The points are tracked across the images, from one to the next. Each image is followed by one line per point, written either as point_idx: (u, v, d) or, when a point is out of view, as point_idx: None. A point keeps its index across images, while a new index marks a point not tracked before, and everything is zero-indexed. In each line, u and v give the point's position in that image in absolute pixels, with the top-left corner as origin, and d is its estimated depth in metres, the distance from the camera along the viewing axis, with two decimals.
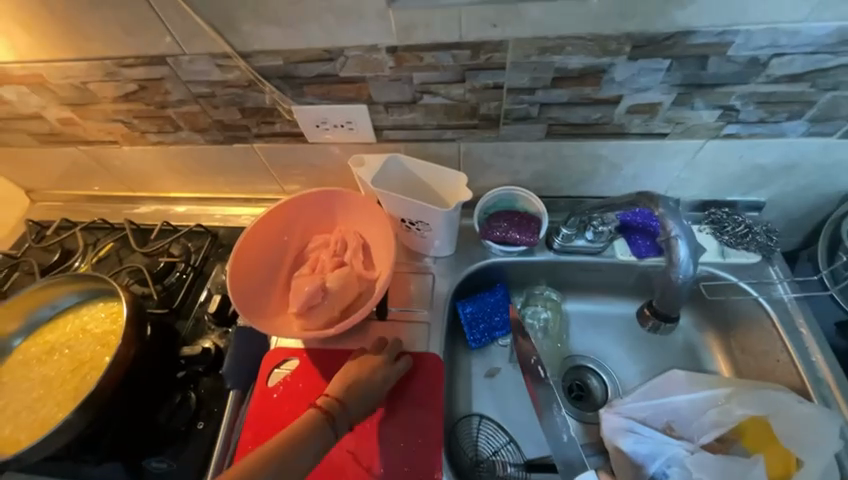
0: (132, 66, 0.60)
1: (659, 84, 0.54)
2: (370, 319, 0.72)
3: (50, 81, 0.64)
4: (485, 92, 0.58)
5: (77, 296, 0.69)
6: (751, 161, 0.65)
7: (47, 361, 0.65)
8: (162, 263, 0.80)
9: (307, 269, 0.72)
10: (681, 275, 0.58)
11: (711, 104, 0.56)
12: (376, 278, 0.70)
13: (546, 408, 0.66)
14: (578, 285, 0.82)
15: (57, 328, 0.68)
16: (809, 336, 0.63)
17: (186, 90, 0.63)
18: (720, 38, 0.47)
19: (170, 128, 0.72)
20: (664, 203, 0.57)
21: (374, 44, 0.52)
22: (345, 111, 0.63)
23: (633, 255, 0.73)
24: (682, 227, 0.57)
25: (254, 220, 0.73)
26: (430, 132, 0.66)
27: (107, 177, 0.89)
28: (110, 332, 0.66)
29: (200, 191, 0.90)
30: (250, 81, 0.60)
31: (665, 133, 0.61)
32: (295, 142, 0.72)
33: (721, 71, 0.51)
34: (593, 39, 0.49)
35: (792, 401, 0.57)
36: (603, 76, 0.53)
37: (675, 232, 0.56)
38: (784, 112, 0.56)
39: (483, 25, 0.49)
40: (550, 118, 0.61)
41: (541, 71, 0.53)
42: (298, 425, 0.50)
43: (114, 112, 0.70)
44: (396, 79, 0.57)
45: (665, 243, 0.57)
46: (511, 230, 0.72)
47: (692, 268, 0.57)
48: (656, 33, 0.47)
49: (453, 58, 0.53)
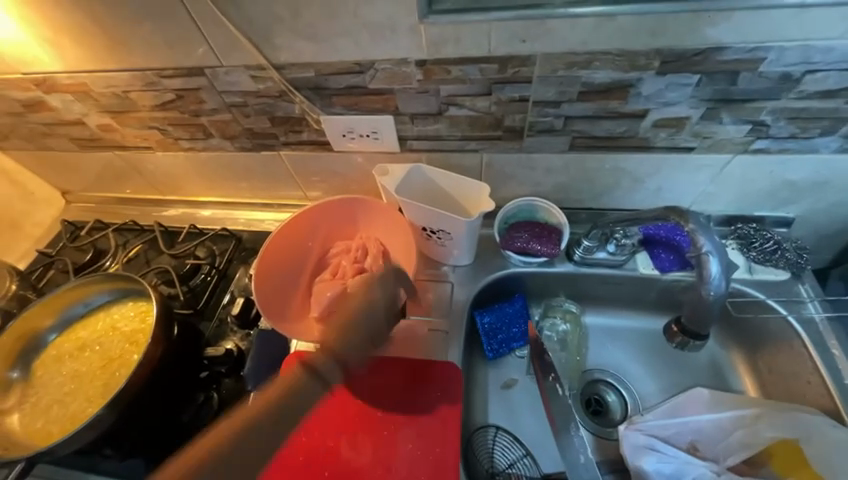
0: (171, 77, 0.63)
1: (687, 98, 0.53)
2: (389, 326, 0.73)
3: (93, 90, 0.68)
4: (511, 105, 0.58)
5: (108, 294, 0.71)
6: (780, 177, 0.64)
7: (79, 357, 0.67)
8: (188, 265, 0.82)
9: (329, 274, 0.72)
10: (713, 293, 0.57)
11: (740, 119, 0.55)
12: (395, 285, 0.71)
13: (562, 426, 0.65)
14: (598, 298, 0.81)
15: (88, 325, 0.70)
16: (841, 358, 0.61)
17: (220, 100, 0.66)
18: (752, 54, 0.47)
19: (202, 135, 0.75)
20: (695, 218, 0.56)
21: (404, 58, 0.54)
22: (372, 121, 0.65)
23: (656, 269, 0.72)
24: (713, 243, 0.56)
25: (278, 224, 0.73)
26: (453, 142, 0.67)
27: (139, 181, 0.93)
28: (138, 330, 0.68)
29: (226, 195, 0.92)
30: (282, 92, 0.62)
31: (692, 147, 0.61)
32: (321, 150, 0.73)
33: (752, 87, 0.51)
34: (621, 54, 0.49)
35: (826, 425, 0.55)
36: (630, 91, 0.53)
37: (706, 248, 0.56)
38: (817, 128, 0.55)
39: (512, 40, 0.50)
40: (574, 131, 0.61)
41: (567, 85, 0.54)
42: (277, 389, 0.43)
43: (150, 119, 0.73)
44: (423, 91, 0.58)
45: (696, 259, 0.57)
46: (532, 241, 0.72)
47: (725, 283, 0.57)
48: (685, 49, 0.48)
49: (481, 71, 0.54)
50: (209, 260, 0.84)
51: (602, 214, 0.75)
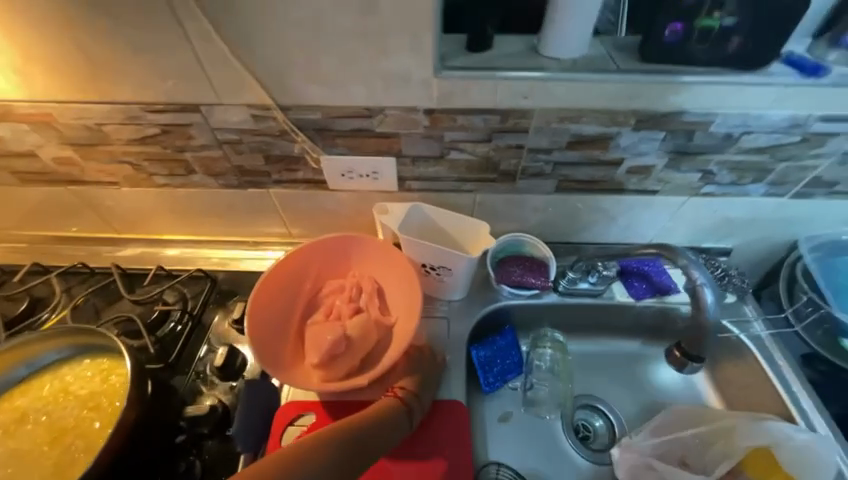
0: (159, 112, 0.59)
1: (655, 150, 0.63)
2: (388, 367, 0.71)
3: (59, 121, 0.61)
4: (507, 151, 0.64)
5: (59, 352, 0.61)
6: (722, 215, 0.76)
7: (16, 433, 0.55)
8: (157, 311, 0.73)
9: (323, 316, 0.70)
10: (709, 318, 0.65)
11: (694, 168, 0.66)
12: (393, 324, 0.70)
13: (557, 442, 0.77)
14: (580, 326, 0.86)
15: (31, 391, 0.59)
16: (786, 368, 0.71)
17: (211, 136, 0.63)
18: (705, 117, 0.57)
19: (182, 171, 0.70)
20: (686, 255, 0.64)
21: (414, 106, 0.57)
22: (374, 162, 0.66)
23: (631, 297, 0.80)
24: (706, 277, 0.64)
25: (271, 265, 0.70)
26: (450, 183, 0.71)
27: (92, 217, 0.83)
28: (100, 393, 0.58)
29: (198, 233, 0.86)
30: (284, 131, 0.62)
31: (656, 190, 0.70)
32: (315, 189, 0.73)
33: (704, 143, 0.61)
34: (605, 112, 0.57)
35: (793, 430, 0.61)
36: (610, 142, 0.61)
37: (700, 281, 0.64)
38: (751, 176, 0.67)
39: (515, 96, 0.55)
40: (561, 175, 0.68)
41: (559, 136, 0.61)
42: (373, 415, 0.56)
43: (123, 154, 0.67)
44: (428, 136, 0.61)
45: (692, 290, 0.65)
46: (526, 274, 0.77)
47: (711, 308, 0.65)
48: (656, 111, 0.57)
49: (485, 121, 0.58)
50: (180, 305, 0.76)
51: (580, 247, 0.82)
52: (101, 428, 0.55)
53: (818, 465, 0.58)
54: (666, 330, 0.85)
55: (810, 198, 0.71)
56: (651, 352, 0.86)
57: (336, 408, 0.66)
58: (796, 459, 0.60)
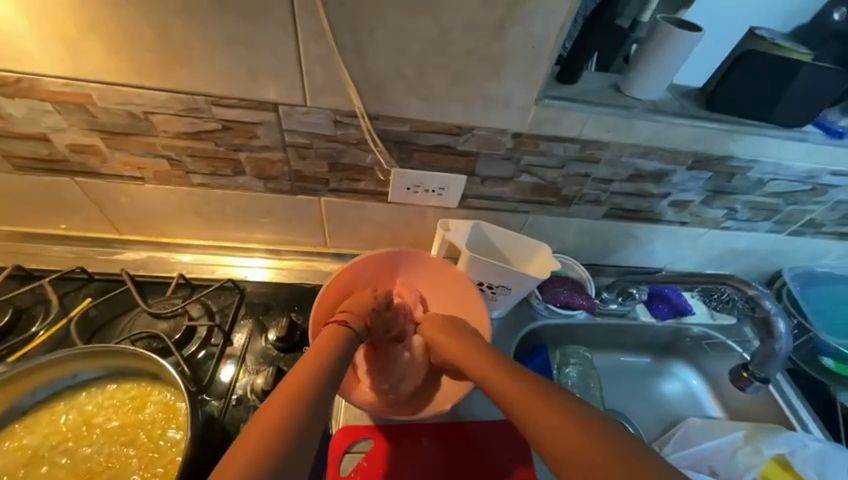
0: (230, 106, 0.54)
1: (697, 188, 0.70)
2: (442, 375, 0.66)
3: (98, 104, 0.53)
4: (573, 178, 0.67)
5: (73, 378, 0.52)
6: (731, 247, 0.85)
7: (30, 478, 0.47)
8: (184, 328, 0.64)
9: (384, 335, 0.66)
10: (780, 346, 0.63)
11: (722, 205, 0.74)
12: None
13: None
14: (602, 343, 0.91)
15: (42, 425, 0.50)
16: (784, 381, 0.81)
17: (279, 138, 0.58)
18: (747, 163, 0.66)
19: (228, 172, 0.64)
20: (755, 285, 0.62)
21: (504, 128, 0.58)
22: (444, 178, 0.65)
23: (653, 317, 0.86)
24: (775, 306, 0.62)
25: (325, 280, 0.66)
26: (509, 204, 0.72)
27: (92, 215, 0.71)
28: (131, 426, 0.51)
29: (218, 239, 0.77)
30: (361, 140, 0.59)
31: (686, 222, 0.78)
32: (371, 200, 0.70)
33: (738, 184, 0.70)
34: (669, 151, 0.63)
35: (806, 439, 0.70)
36: (664, 178, 0.68)
37: (772, 310, 0.61)
38: (763, 215, 0.77)
39: (599, 130, 0.59)
40: (612, 203, 0.73)
41: (623, 168, 0.66)
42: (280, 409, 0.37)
43: (165, 147, 0.59)
44: (506, 158, 0.62)
45: (764, 319, 0.62)
46: (573, 295, 0.80)
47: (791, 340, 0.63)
48: (712, 154, 0.64)
49: (564, 149, 0.61)
50: (209, 320, 0.67)
51: (609, 270, 0.88)
52: (142, 469, 0.48)
53: (829, 469, 0.67)
54: (675, 348, 0.93)
55: (801, 236, 0.83)
56: (659, 368, 0.94)
57: (393, 434, 0.63)
58: (812, 464, 0.68)
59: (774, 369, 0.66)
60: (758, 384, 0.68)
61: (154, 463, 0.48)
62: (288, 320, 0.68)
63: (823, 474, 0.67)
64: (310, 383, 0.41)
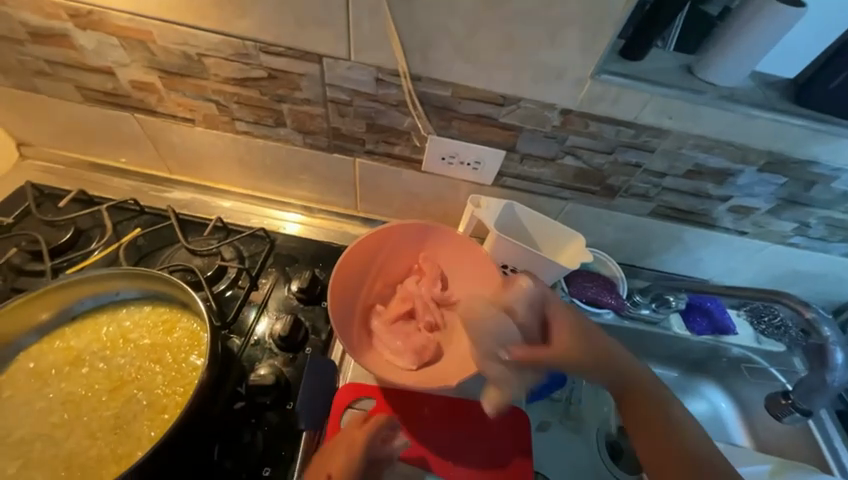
0: (277, 54, 0.54)
1: (766, 194, 0.63)
2: (452, 349, 0.66)
3: (157, 42, 0.56)
4: (622, 167, 0.62)
5: (118, 294, 0.57)
6: (795, 268, 0.76)
7: (72, 376, 0.53)
8: (216, 266, 0.68)
9: (386, 307, 0.69)
10: (833, 379, 0.56)
11: (793, 218, 0.66)
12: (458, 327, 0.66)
13: (592, 455, 0.77)
14: (627, 349, 0.85)
15: (87, 332, 0.56)
16: (829, 422, 0.73)
17: (321, 92, 0.58)
18: (832, 172, 0.58)
19: (270, 122, 0.65)
20: (815, 307, 0.55)
21: (553, 103, 0.54)
22: (481, 151, 0.62)
23: (688, 331, 0.80)
24: (836, 334, 0.55)
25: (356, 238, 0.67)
26: (548, 188, 0.68)
27: (148, 152, 0.76)
28: (161, 346, 0.55)
29: (256, 189, 0.80)
30: (401, 101, 0.58)
31: (745, 232, 0.71)
32: (404, 167, 0.69)
33: (817, 196, 0.61)
34: (739, 147, 0.56)
35: None
36: (728, 178, 0.61)
37: (831, 339, 0.55)
38: (842, 235, 0.68)
39: (661, 115, 0.54)
40: (662, 201, 0.67)
41: (680, 162, 0.60)
42: None
43: (215, 91, 0.61)
44: (551, 137, 0.59)
45: (818, 347, 0.56)
46: (602, 292, 0.76)
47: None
48: (791, 157, 0.56)
49: (616, 133, 0.57)
50: (239, 263, 0.70)
51: (646, 273, 0.81)
52: (165, 385, 0.52)
53: None
54: (706, 366, 0.86)
55: None
56: (689, 386, 0.87)
57: (395, 399, 0.64)
58: None
59: (821, 403, 0.60)
60: (797, 414, 0.63)
61: (176, 381, 0.53)
62: (311, 273, 0.70)
63: None
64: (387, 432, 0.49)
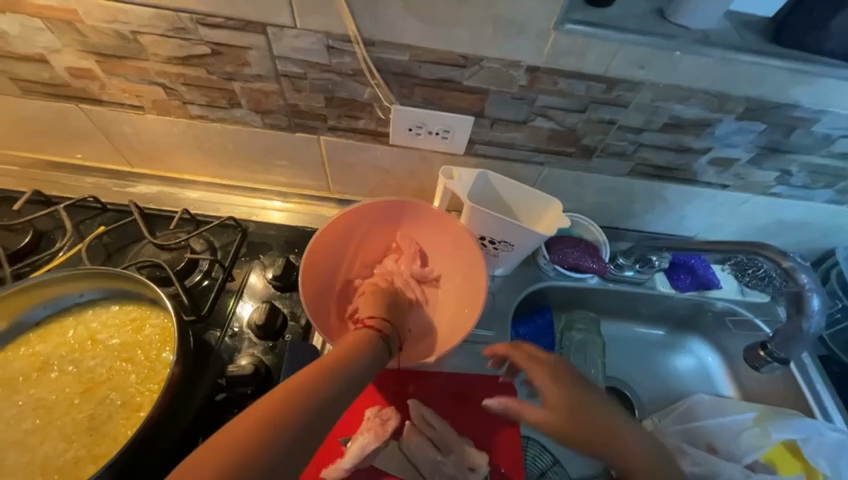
0: (217, 27, 0.50)
1: (746, 143, 0.60)
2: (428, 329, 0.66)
3: (85, 22, 0.51)
4: (596, 125, 0.59)
5: (81, 295, 0.55)
6: (778, 218, 0.75)
7: (41, 381, 0.52)
8: (186, 259, 0.66)
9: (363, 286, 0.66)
10: (808, 327, 0.56)
11: (775, 167, 0.64)
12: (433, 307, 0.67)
13: None
14: (613, 311, 0.85)
15: (53, 336, 0.54)
16: (811, 367, 0.74)
17: (271, 66, 0.55)
18: (813, 115, 0.55)
19: (224, 104, 0.61)
20: (791, 256, 0.55)
21: (518, 60, 0.51)
22: (448, 119, 0.59)
23: (673, 288, 0.79)
24: (812, 280, 0.54)
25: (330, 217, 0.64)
26: (522, 153, 0.65)
27: (103, 145, 0.72)
28: (132, 345, 0.54)
29: (222, 177, 0.76)
30: (358, 70, 0.54)
31: (727, 184, 0.69)
32: (371, 142, 0.65)
33: (799, 141, 0.59)
34: (716, 95, 0.53)
35: (824, 428, 0.65)
36: (707, 129, 0.59)
37: (808, 285, 0.54)
38: (824, 181, 0.66)
39: (631, 65, 0.51)
40: (640, 158, 0.65)
41: (657, 115, 0.57)
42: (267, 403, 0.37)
43: (158, 73, 0.57)
44: (519, 98, 0.56)
45: (794, 294, 0.55)
46: (584, 257, 0.74)
47: (823, 319, 0.56)
48: (769, 101, 0.54)
49: (587, 88, 0.54)
50: (210, 255, 0.68)
51: (630, 235, 0.80)
52: (138, 383, 0.51)
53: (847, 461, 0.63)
54: (693, 322, 0.86)
55: None
56: (675, 343, 0.88)
57: (380, 378, 0.63)
58: (821, 452, 0.63)
59: (798, 351, 0.59)
60: (775, 364, 0.63)
61: (149, 379, 0.52)
62: (285, 260, 0.68)
63: (833, 465, 0.63)
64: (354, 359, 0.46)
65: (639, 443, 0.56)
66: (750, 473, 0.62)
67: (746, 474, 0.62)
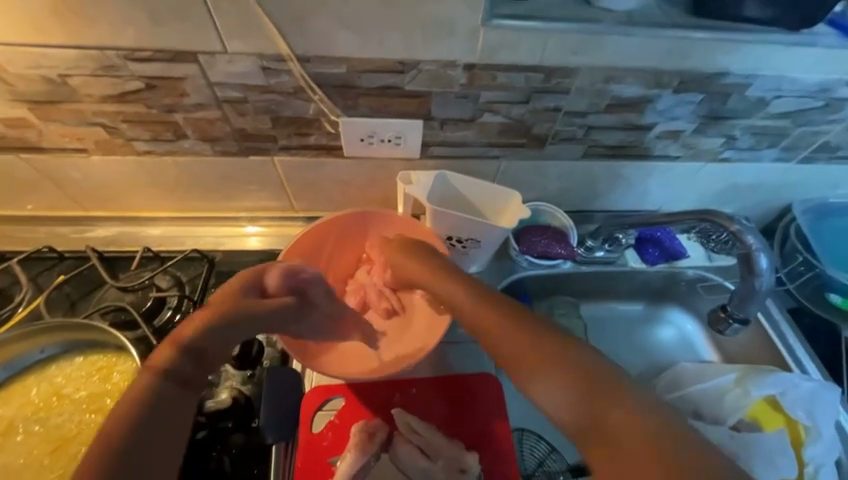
0: (147, 60, 0.49)
1: (688, 115, 0.62)
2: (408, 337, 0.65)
3: (9, 70, 0.50)
4: (543, 114, 0.60)
5: (41, 351, 0.53)
6: (733, 182, 0.77)
7: (8, 445, 0.50)
8: (152, 298, 0.65)
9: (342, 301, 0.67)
10: (761, 283, 0.58)
11: (719, 133, 0.66)
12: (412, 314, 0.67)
13: None
14: (591, 292, 0.86)
15: (16, 397, 0.52)
16: (782, 321, 0.77)
17: (210, 93, 0.54)
18: (745, 80, 0.57)
19: (169, 136, 0.60)
20: (738, 220, 0.57)
21: (454, 60, 0.51)
22: (397, 125, 0.59)
23: (644, 263, 0.81)
24: (761, 240, 0.56)
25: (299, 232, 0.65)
26: (477, 149, 0.66)
27: (52, 193, 0.70)
28: (100, 395, 0.52)
29: (183, 210, 0.75)
30: (298, 88, 0.54)
31: (678, 156, 0.71)
32: (326, 157, 0.65)
33: (737, 106, 0.61)
34: (650, 72, 0.55)
35: (801, 379, 0.67)
36: (648, 105, 0.60)
37: (755, 246, 0.56)
38: (768, 141, 0.69)
39: (564, 52, 0.52)
40: (591, 140, 0.66)
41: (598, 98, 0.58)
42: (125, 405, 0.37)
43: (96, 113, 0.56)
44: (463, 96, 0.56)
45: (744, 256, 0.57)
46: (552, 244, 0.76)
47: (774, 276, 0.58)
48: (701, 72, 0.56)
49: (526, 79, 0.54)
50: (178, 290, 0.67)
51: (596, 215, 0.81)
52: None
53: (827, 409, 0.65)
54: (669, 293, 0.88)
55: (814, 162, 0.74)
56: (655, 315, 0.89)
57: (362, 393, 0.63)
58: (801, 403, 0.65)
59: (755, 309, 0.61)
60: (737, 324, 0.64)
61: None
62: None
63: (811, 414, 0.64)
64: (190, 342, 0.44)
65: (567, 362, 0.43)
66: (734, 433, 0.63)
67: (730, 435, 0.63)
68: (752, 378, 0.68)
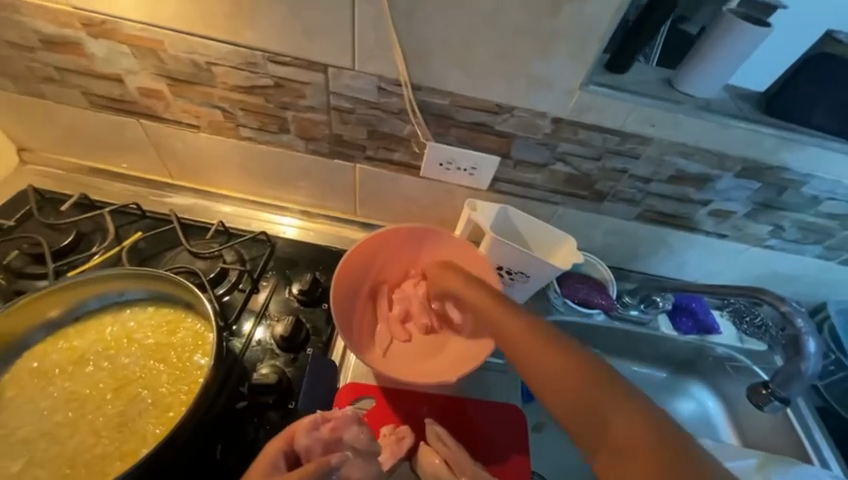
0: (284, 64, 0.57)
1: (742, 199, 0.67)
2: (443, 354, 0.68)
3: (168, 51, 0.58)
4: (609, 172, 0.66)
5: (122, 294, 0.58)
6: (773, 270, 0.80)
7: (76, 374, 0.54)
8: (218, 269, 0.69)
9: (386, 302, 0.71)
10: (807, 368, 0.59)
11: (769, 221, 0.70)
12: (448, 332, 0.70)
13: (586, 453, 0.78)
14: (617, 349, 0.88)
15: (91, 331, 0.57)
16: (809, 416, 0.77)
17: (324, 100, 0.61)
18: (802, 178, 0.62)
19: (274, 128, 0.67)
20: (788, 302, 0.60)
21: (545, 111, 0.58)
22: (477, 157, 0.65)
23: (675, 330, 0.83)
24: (808, 325, 0.59)
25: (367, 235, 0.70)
26: (540, 193, 0.71)
27: (150, 157, 0.77)
28: (165, 346, 0.56)
29: (257, 195, 0.81)
30: (402, 109, 0.61)
31: (725, 235, 0.75)
32: (403, 173, 0.71)
33: (790, 200, 0.66)
34: (716, 154, 0.61)
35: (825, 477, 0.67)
36: (708, 183, 0.65)
37: (804, 330, 0.59)
38: (814, 238, 0.73)
39: (644, 123, 0.58)
40: (648, 205, 0.71)
41: (663, 168, 0.64)
42: None
43: (221, 98, 0.64)
44: (543, 144, 0.62)
45: (792, 338, 0.60)
46: (593, 293, 0.79)
47: (820, 362, 0.60)
48: (763, 164, 0.61)
49: (603, 140, 0.61)
50: (240, 266, 0.71)
51: (634, 275, 0.84)
52: (170, 383, 0.53)
53: None
54: (695, 366, 0.89)
55: None
56: (676, 385, 0.90)
57: (394, 398, 0.65)
58: None
59: (797, 390, 0.62)
60: (777, 403, 0.64)
61: (180, 380, 0.54)
62: (311, 276, 0.71)
63: None
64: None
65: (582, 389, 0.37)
66: None
67: None
68: (776, 467, 0.68)
